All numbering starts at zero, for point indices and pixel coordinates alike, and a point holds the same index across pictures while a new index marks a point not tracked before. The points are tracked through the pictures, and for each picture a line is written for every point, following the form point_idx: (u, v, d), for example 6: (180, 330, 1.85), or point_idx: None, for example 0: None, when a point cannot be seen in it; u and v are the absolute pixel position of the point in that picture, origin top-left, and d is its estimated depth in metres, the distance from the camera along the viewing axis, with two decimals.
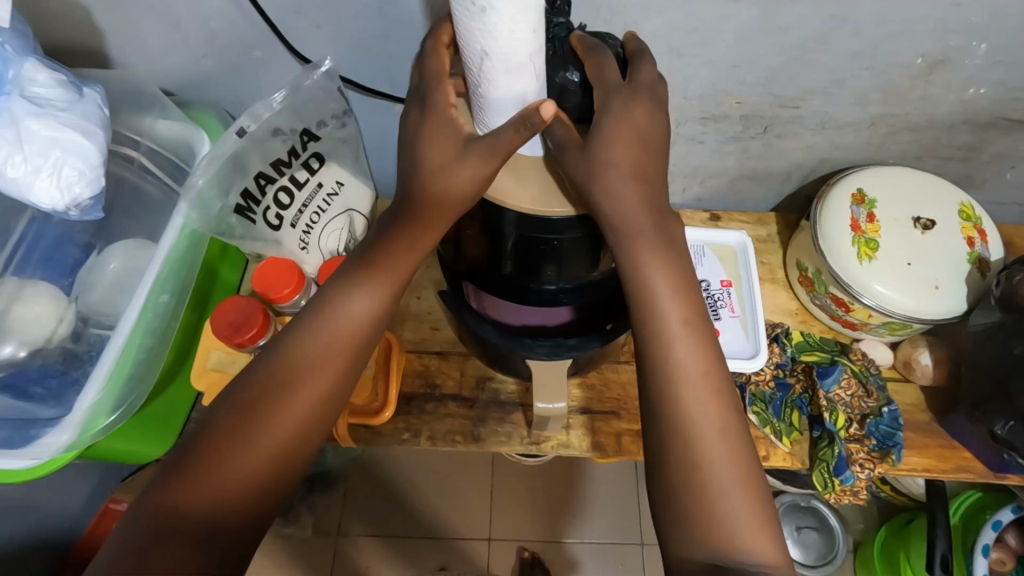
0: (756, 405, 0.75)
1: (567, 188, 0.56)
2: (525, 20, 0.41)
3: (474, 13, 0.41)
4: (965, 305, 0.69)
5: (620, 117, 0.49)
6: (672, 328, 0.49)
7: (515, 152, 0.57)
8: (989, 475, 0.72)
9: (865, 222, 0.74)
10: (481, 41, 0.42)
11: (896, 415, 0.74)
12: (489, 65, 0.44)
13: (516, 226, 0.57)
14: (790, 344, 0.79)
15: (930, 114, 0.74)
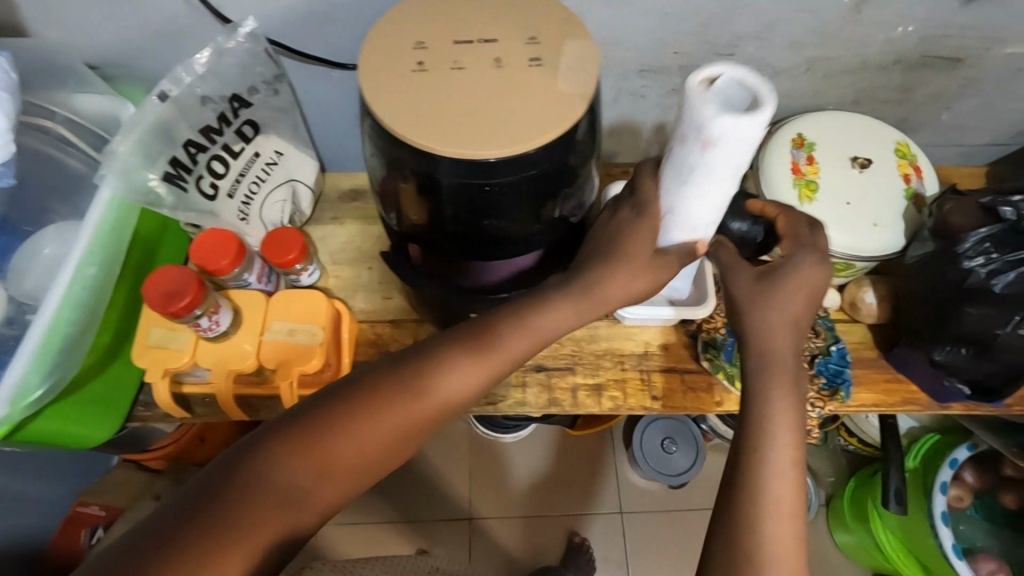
0: (709, 352, 0.76)
1: (493, 126, 0.52)
2: (712, 199, 0.55)
3: (683, 193, 0.55)
4: (902, 239, 0.71)
5: (795, 272, 0.56)
6: (777, 407, 0.51)
7: (434, 91, 0.53)
8: (933, 406, 0.74)
9: (805, 165, 0.75)
10: (677, 206, 0.57)
11: (843, 352, 0.75)
12: (678, 223, 0.58)
13: (456, 175, 0.54)
14: None
15: (863, 56, 0.75)
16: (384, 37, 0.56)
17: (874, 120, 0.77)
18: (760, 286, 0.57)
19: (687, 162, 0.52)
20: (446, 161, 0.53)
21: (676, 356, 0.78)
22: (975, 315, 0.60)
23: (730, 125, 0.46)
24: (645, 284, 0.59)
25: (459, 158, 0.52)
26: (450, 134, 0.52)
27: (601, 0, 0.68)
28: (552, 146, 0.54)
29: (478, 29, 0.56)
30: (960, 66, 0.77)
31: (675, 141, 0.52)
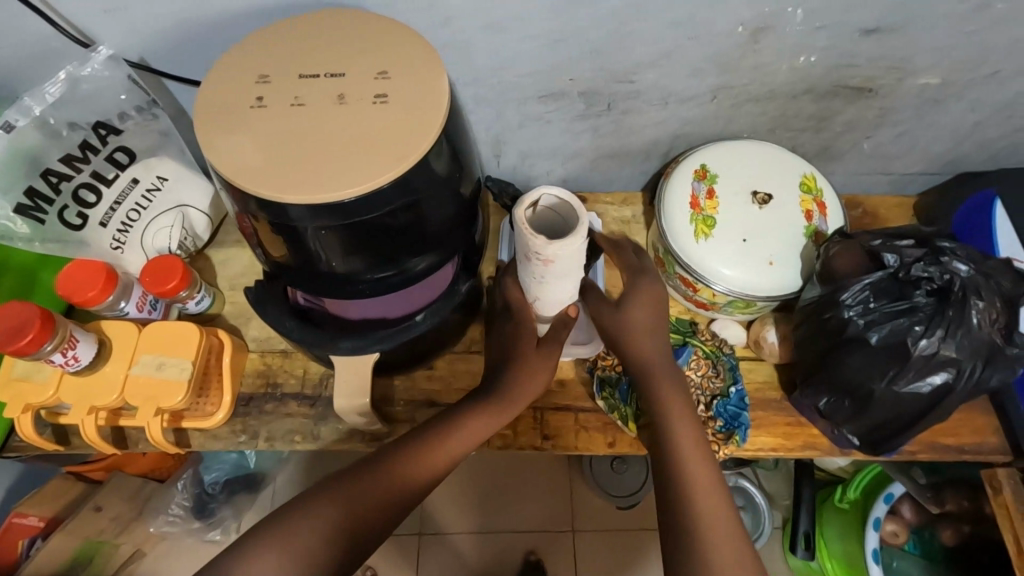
0: (604, 391, 0.74)
1: (343, 167, 0.50)
2: (562, 283, 0.61)
3: (535, 280, 0.61)
4: (798, 279, 0.68)
5: (640, 289, 0.67)
6: (670, 414, 0.61)
7: (286, 130, 0.51)
8: (835, 451, 0.72)
9: (705, 199, 0.72)
10: (535, 290, 0.63)
11: (743, 394, 0.72)
12: (543, 301, 0.65)
13: (309, 220, 0.52)
14: None
15: (768, 84, 0.72)
16: (227, 73, 0.54)
17: (779, 150, 0.74)
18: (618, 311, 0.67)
19: (536, 272, 0.59)
20: (297, 208, 0.50)
21: (574, 394, 0.75)
22: (854, 366, 0.57)
23: (558, 249, 0.53)
24: (540, 382, 0.68)
25: (310, 204, 0.50)
26: (294, 177, 0.50)
27: (482, 26, 0.64)
28: (396, 186, 0.52)
29: (323, 63, 0.54)
30: (873, 96, 0.73)
31: (522, 257, 0.60)
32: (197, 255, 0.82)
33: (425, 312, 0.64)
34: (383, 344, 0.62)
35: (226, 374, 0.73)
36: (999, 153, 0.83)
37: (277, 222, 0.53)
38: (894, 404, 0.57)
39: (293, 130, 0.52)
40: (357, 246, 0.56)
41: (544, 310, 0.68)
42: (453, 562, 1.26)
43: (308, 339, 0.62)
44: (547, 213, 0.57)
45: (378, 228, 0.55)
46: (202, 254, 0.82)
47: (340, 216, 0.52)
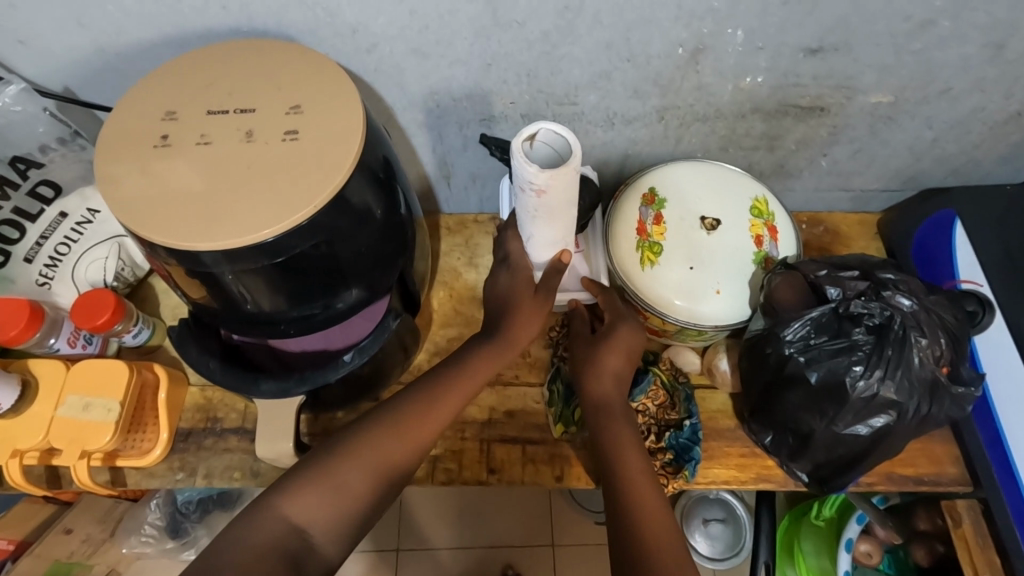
0: (556, 384, 0.73)
1: (260, 206, 0.48)
2: (558, 218, 0.60)
3: (530, 216, 0.60)
4: (745, 309, 0.66)
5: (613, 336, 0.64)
6: (618, 430, 0.60)
7: (209, 159, 0.49)
8: (789, 483, 0.69)
9: (651, 224, 0.69)
10: (529, 228, 0.62)
11: (697, 428, 0.70)
12: (538, 241, 0.64)
13: (220, 265, 0.50)
14: None
15: (714, 104, 0.69)
16: (136, 107, 0.51)
17: (732, 172, 0.72)
18: (593, 339, 0.65)
19: (529, 205, 0.59)
20: (210, 255, 0.48)
21: (522, 424, 0.73)
22: (794, 404, 0.55)
23: (550, 176, 0.54)
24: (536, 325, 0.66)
25: (221, 251, 0.48)
26: (208, 214, 0.48)
27: (409, 51, 0.62)
28: (306, 229, 0.49)
29: (233, 97, 0.52)
30: (825, 114, 0.71)
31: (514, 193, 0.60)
32: (140, 284, 0.80)
33: (357, 349, 0.62)
34: (321, 379, 0.60)
35: (162, 409, 0.71)
36: (962, 169, 0.80)
37: (189, 268, 0.51)
38: (834, 445, 0.55)
39: (217, 158, 0.49)
40: (281, 286, 0.54)
41: (538, 254, 0.67)
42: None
43: (234, 381, 0.60)
44: (545, 149, 0.57)
45: (298, 268, 0.53)
46: (145, 283, 0.80)
47: (257, 259, 0.49)
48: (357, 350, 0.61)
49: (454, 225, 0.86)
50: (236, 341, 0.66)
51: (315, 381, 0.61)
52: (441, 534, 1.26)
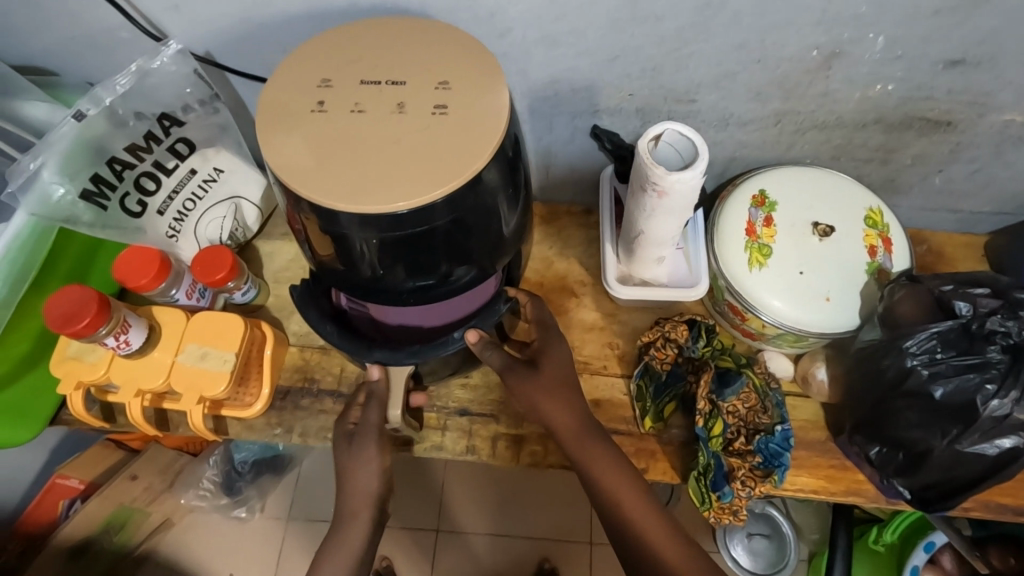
0: (642, 378, 0.74)
1: (405, 176, 0.50)
2: (673, 220, 0.61)
3: (645, 213, 0.61)
4: (855, 318, 0.65)
5: (548, 355, 0.68)
6: (586, 451, 0.63)
7: (359, 129, 0.51)
8: (880, 500, 0.68)
9: (761, 227, 0.69)
10: (641, 225, 0.63)
11: (789, 435, 0.68)
12: (645, 238, 0.65)
13: (359, 229, 0.51)
14: (704, 335, 0.74)
15: (836, 112, 0.68)
16: (291, 75, 0.54)
17: (847, 181, 0.71)
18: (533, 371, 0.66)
19: (646, 204, 0.60)
20: (349, 216, 0.50)
21: (609, 414, 0.74)
22: (912, 420, 0.54)
23: (676, 178, 0.55)
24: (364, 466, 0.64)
25: (364, 215, 0.49)
26: (356, 181, 0.50)
27: (540, 38, 0.63)
28: (448, 201, 0.51)
29: (384, 71, 0.54)
30: (951, 130, 0.69)
31: (631, 189, 0.61)
32: (246, 245, 0.83)
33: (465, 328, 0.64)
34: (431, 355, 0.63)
35: (266, 366, 0.74)
36: None
37: (328, 228, 0.52)
38: (951, 464, 0.53)
39: (366, 128, 0.51)
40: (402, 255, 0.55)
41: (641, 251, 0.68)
42: (469, 561, 1.24)
43: (348, 344, 0.63)
44: (668, 150, 0.58)
45: (429, 241, 0.54)
46: (250, 245, 0.83)
47: (392, 227, 0.51)
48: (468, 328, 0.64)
49: (546, 214, 0.86)
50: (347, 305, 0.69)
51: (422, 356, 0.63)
52: (483, 520, 1.27)
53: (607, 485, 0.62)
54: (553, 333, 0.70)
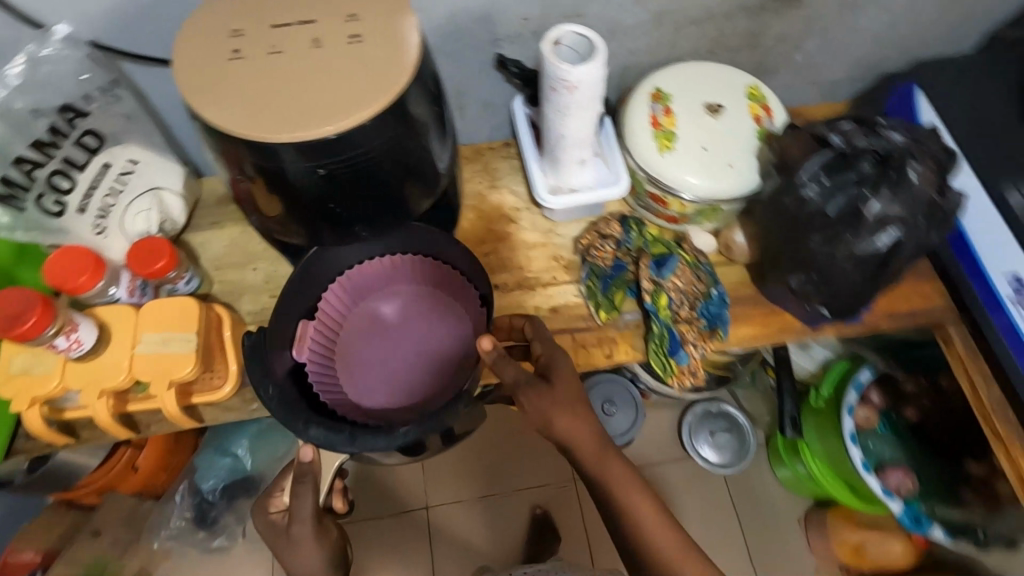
0: (590, 278, 0.80)
1: (333, 102, 0.52)
2: (586, 115, 0.67)
3: (559, 114, 0.67)
4: (757, 179, 0.74)
5: (557, 369, 0.67)
6: (607, 470, 0.67)
7: (278, 67, 0.53)
8: (807, 332, 0.78)
9: (662, 117, 0.76)
10: (559, 128, 0.69)
11: (723, 294, 0.78)
12: (565, 141, 0.71)
13: (299, 160, 0.53)
14: (636, 227, 0.81)
15: (705, 5, 0.77)
16: (199, 29, 0.55)
17: (723, 66, 0.80)
18: (550, 385, 0.66)
19: (559, 104, 0.65)
20: (287, 148, 0.51)
21: (566, 317, 0.80)
22: (817, 241, 0.63)
23: (583, 71, 0.60)
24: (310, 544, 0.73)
25: (301, 144, 0.51)
26: (285, 113, 0.51)
27: None
28: (383, 120, 0.53)
29: (293, 13, 0.56)
30: (799, 6, 0.80)
31: (543, 94, 0.66)
32: (176, 240, 0.82)
33: (415, 423, 0.61)
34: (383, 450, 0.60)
35: (229, 348, 0.73)
36: (915, 51, 0.91)
37: (270, 170, 0.54)
38: (853, 269, 0.63)
39: (285, 65, 0.53)
40: (344, 189, 0.57)
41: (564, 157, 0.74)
42: (463, 534, 1.26)
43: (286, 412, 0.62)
44: (569, 52, 0.64)
45: (374, 168, 0.56)
46: (181, 239, 0.82)
47: (329, 154, 0.53)
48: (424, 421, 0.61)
49: (470, 154, 0.90)
50: (312, 374, 0.69)
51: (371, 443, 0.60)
52: (469, 489, 1.29)
53: (621, 499, 0.68)
54: (552, 346, 0.69)
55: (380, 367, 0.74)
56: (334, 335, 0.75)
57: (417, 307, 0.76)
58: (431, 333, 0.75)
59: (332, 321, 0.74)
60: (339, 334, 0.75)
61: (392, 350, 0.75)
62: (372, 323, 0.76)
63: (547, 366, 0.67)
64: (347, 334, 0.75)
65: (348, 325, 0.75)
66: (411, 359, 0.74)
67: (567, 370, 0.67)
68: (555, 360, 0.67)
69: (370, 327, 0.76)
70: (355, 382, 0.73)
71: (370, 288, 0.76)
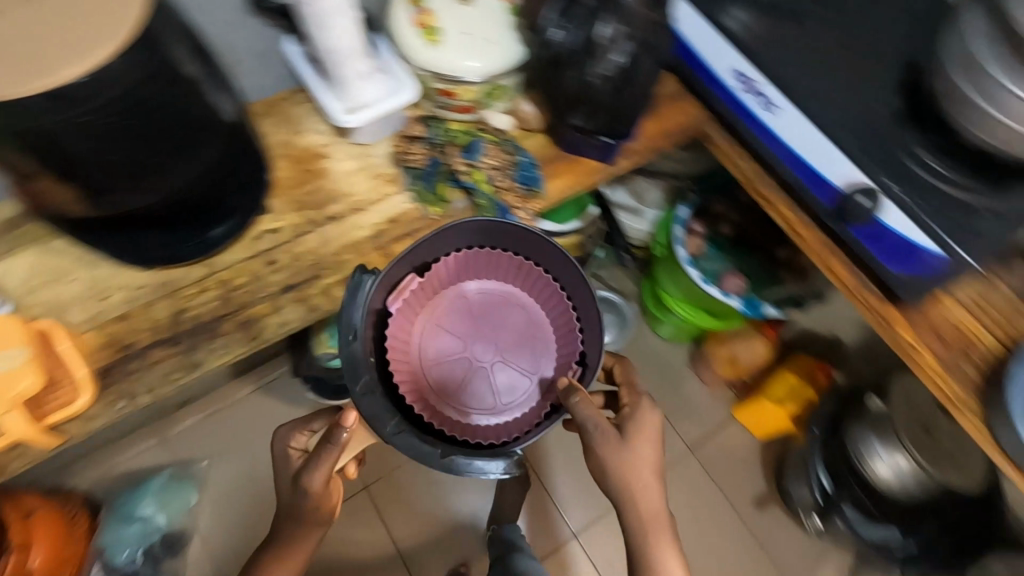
0: (414, 181, 0.86)
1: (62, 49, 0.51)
2: (340, 14, 0.72)
3: (316, 18, 0.71)
4: (523, 48, 0.84)
5: (636, 431, 0.79)
6: (635, 484, 0.77)
7: None
8: (607, 169, 0.91)
9: (423, 17, 0.84)
10: (322, 34, 0.73)
11: (530, 159, 0.88)
12: (334, 49, 0.75)
13: (55, 111, 0.53)
14: (437, 123, 0.87)
15: None
16: None
17: None
18: (622, 442, 0.77)
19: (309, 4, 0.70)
20: (30, 101, 0.51)
21: (405, 224, 0.85)
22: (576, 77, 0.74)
23: None
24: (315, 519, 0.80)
25: (43, 96, 0.50)
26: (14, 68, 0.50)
27: None
28: (130, 57, 0.54)
29: None
30: None
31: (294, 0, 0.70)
32: None
33: (507, 463, 0.66)
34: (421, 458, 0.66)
35: (70, 357, 0.71)
36: None
37: (35, 134, 0.54)
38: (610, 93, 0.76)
39: None
40: (118, 132, 0.58)
41: (342, 71, 0.79)
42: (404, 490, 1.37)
43: (388, 431, 0.66)
44: None
45: (147, 113, 0.59)
46: None
47: (79, 99, 0.53)
48: (480, 460, 0.66)
49: (264, 107, 0.91)
50: (388, 336, 0.75)
51: (414, 450, 0.66)
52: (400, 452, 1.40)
53: (633, 499, 0.77)
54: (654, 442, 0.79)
55: (447, 351, 0.79)
56: (466, 293, 0.81)
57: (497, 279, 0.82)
58: (508, 346, 0.81)
59: (434, 291, 0.79)
60: (466, 290, 0.81)
61: (478, 363, 0.79)
62: (462, 309, 0.81)
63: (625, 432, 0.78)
64: (422, 321, 0.79)
65: (429, 309, 0.79)
66: (475, 353, 0.80)
67: (653, 475, 0.78)
68: (630, 429, 0.79)
69: (490, 303, 0.82)
70: (421, 333, 0.79)
71: (482, 272, 0.81)
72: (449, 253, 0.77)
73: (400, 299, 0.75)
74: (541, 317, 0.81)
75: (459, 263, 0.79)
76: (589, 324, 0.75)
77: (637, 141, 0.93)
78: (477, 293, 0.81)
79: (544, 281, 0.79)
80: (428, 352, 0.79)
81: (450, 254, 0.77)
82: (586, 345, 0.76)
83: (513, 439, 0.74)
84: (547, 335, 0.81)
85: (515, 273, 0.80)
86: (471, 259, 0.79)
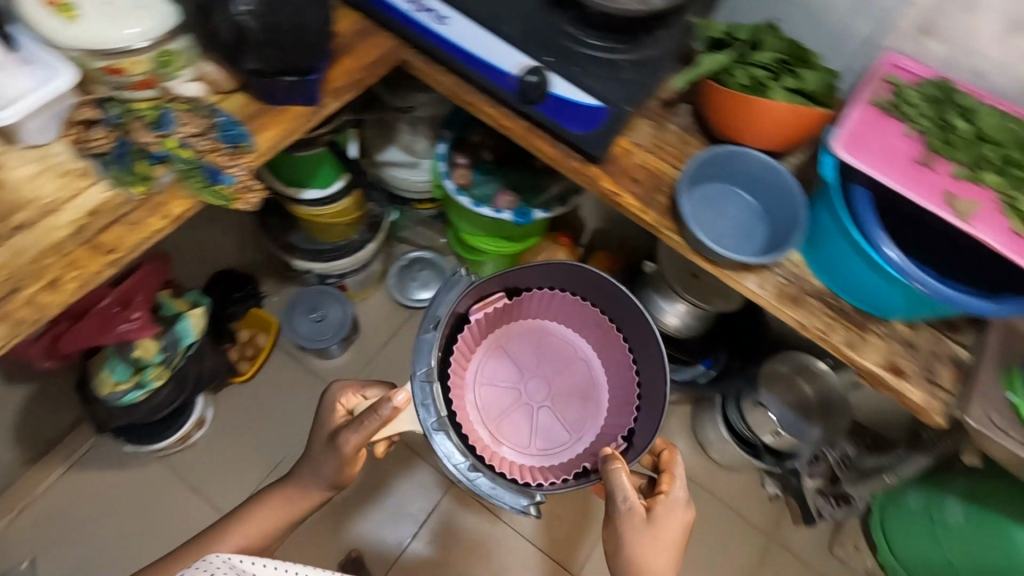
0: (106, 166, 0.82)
1: None
2: None
3: None
4: (176, 8, 0.83)
5: (667, 516, 0.90)
6: (642, 547, 0.88)
7: None
8: (317, 111, 0.94)
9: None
10: None
11: (230, 118, 0.87)
12: None
13: None
14: (115, 104, 0.84)
15: None
16: None
17: None
18: (648, 526, 0.89)
19: None
20: None
21: (109, 213, 0.81)
22: None
23: None
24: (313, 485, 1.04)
25: None
26: None
27: None
28: None
29: None
30: None
31: None
32: None
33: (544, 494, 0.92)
34: (446, 460, 0.89)
35: None
36: None
37: None
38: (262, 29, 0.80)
39: None
40: None
41: None
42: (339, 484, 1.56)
43: (499, 490, 0.90)
44: None
45: None
46: None
47: None
48: (515, 493, 0.90)
49: None
50: (457, 339, 1.01)
51: (454, 451, 0.91)
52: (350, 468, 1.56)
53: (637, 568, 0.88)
54: (682, 513, 0.91)
55: (534, 398, 1.11)
56: (545, 329, 1.15)
57: (557, 382, 1.13)
58: (560, 404, 1.11)
59: (518, 312, 1.10)
60: (544, 325, 1.15)
61: (523, 400, 1.09)
62: (529, 348, 1.14)
63: (654, 508, 0.90)
64: (513, 369, 1.11)
65: (524, 333, 1.14)
66: (528, 392, 1.11)
67: (678, 544, 0.90)
68: (662, 512, 0.90)
69: (559, 352, 1.14)
70: (483, 397, 1.07)
71: (553, 308, 1.11)
72: (542, 288, 1.08)
73: (484, 311, 1.02)
74: (592, 389, 1.13)
75: (551, 299, 1.09)
76: (651, 400, 1.01)
77: (332, 83, 0.96)
78: (545, 326, 1.14)
79: (627, 363, 1.07)
80: (484, 383, 1.08)
81: (532, 291, 1.07)
82: (637, 425, 1.02)
83: (541, 482, 0.99)
84: (598, 405, 1.11)
85: (593, 327, 1.10)
86: (553, 299, 1.09)
